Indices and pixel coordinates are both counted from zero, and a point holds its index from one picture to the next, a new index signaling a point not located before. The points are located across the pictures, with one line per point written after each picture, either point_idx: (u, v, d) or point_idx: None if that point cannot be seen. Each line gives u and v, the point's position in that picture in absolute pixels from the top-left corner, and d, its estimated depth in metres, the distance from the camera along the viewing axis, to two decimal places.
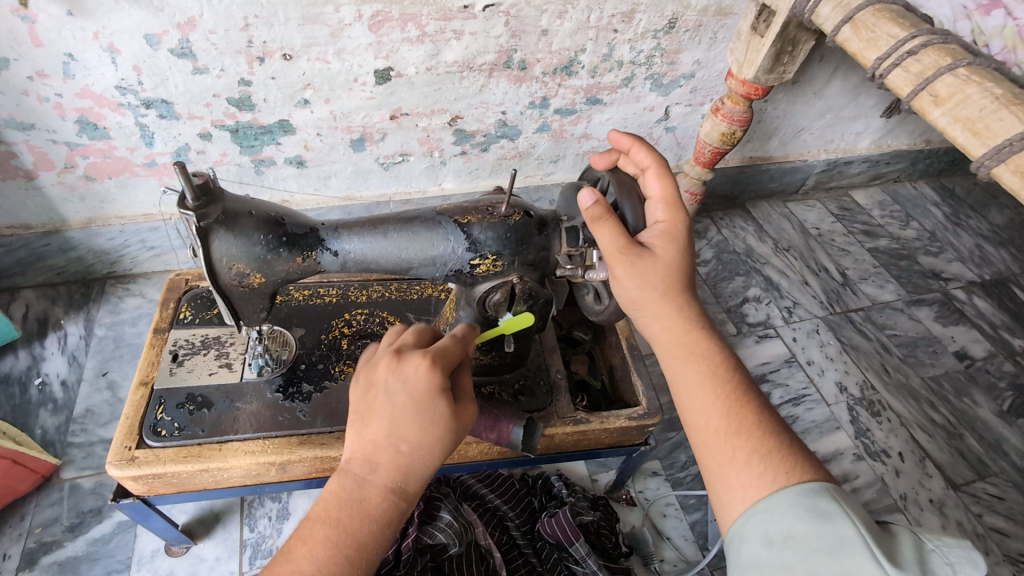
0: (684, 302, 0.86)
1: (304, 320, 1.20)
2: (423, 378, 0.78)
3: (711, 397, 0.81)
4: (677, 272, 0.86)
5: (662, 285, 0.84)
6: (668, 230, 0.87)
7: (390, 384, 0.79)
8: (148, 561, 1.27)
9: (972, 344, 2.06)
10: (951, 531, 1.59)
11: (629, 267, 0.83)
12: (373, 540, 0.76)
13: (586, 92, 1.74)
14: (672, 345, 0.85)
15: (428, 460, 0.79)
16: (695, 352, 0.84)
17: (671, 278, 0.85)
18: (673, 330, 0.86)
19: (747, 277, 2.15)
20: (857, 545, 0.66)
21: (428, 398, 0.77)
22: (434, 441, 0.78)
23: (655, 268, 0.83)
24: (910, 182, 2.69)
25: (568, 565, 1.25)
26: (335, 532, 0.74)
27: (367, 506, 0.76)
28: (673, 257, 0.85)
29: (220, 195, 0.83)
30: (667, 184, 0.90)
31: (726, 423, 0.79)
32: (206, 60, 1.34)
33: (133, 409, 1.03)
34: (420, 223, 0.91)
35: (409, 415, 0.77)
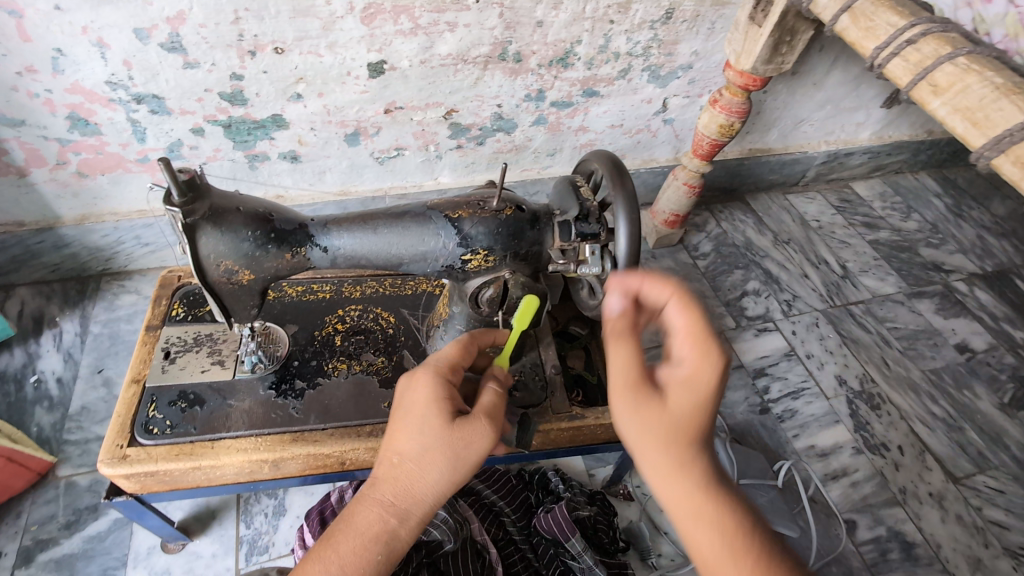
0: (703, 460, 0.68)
1: (297, 316, 1.19)
2: (419, 391, 0.85)
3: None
4: (699, 415, 0.69)
5: (672, 435, 0.68)
6: (688, 365, 0.70)
7: (398, 405, 0.87)
8: (144, 558, 1.27)
9: (973, 336, 2.05)
10: (951, 524, 1.58)
11: (631, 408, 0.70)
12: (365, 555, 0.78)
13: (582, 85, 1.72)
14: (696, 517, 0.65)
15: (422, 473, 0.80)
16: (721, 523, 0.64)
17: (690, 428, 0.68)
18: (695, 496, 0.66)
19: (746, 270, 2.13)
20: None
21: (420, 408, 0.83)
22: (424, 452, 0.81)
23: (664, 414, 0.69)
24: (912, 173, 2.67)
25: (564, 561, 1.24)
26: (334, 545, 0.80)
27: (362, 519, 0.80)
28: (694, 393, 0.69)
29: (207, 191, 0.82)
30: (693, 311, 0.73)
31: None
32: (197, 54, 1.33)
33: (125, 407, 1.02)
34: (410, 218, 0.90)
35: (404, 428, 0.83)
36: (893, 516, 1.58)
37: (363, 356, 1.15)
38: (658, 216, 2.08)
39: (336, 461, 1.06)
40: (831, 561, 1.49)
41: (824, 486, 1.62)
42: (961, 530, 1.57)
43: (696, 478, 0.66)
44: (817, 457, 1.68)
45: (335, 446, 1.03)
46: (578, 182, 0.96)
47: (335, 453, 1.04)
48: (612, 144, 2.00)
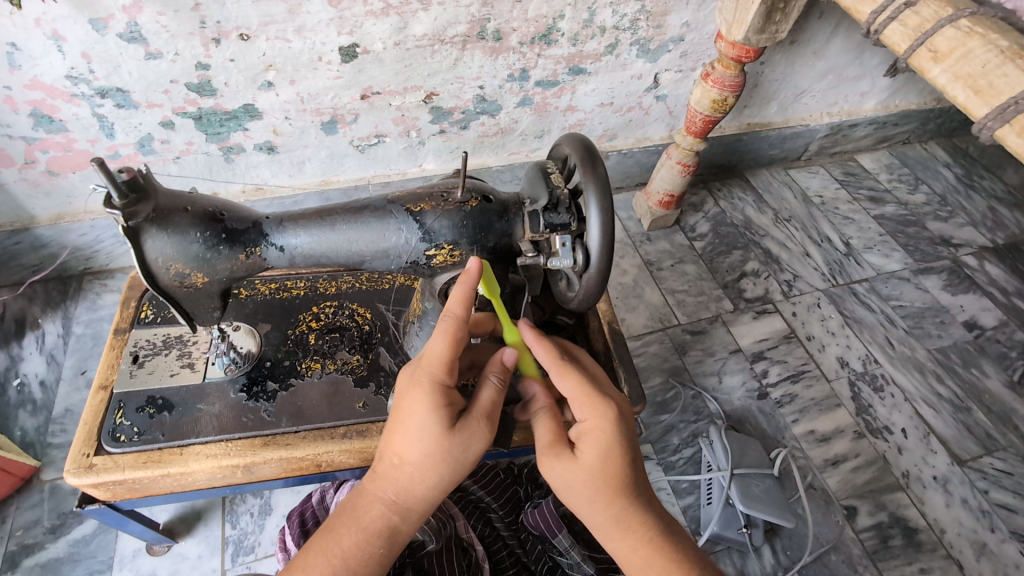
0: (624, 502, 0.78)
1: (269, 315, 1.15)
2: (418, 397, 0.76)
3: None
4: (613, 466, 0.77)
5: (594, 491, 0.78)
6: (591, 430, 0.79)
7: (396, 403, 0.80)
8: (130, 561, 1.28)
9: (982, 313, 1.97)
10: (955, 509, 1.54)
11: (552, 477, 0.80)
12: (366, 552, 0.78)
13: (568, 62, 1.65)
14: (622, 539, 0.80)
15: (421, 478, 0.77)
16: (638, 537, 0.79)
17: (602, 488, 0.77)
18: (618, 528, 0.79)
19: (745, 251, 2.07)
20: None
21: (419, 415, 0.76)
22: (423, 459, 0.76)
23: (579, 477, 0.77)
24: (920, 143, 2.56)
25: (552, 556, 1.25)
26: (333, 541, 0.78)
27: (363, 518, 0.78)
28: (602, 454, 0.77)
29: (151, 191, 0.77)
30: (575, 380, 0.82)
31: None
32: (158, 44, 1.27)
33: (92, 414, 1.00)
34: (370, 212, 0.85)
35: (402, 431, 0.77)
36: (895, 502, 1.54)
37: (337, 355, 1.11)
38: (652, 197, 2.00)
39: (312, 463, 1.03)
40: (829, 549, 1.45)
41: (823, 472, 1.58)
42: (965, 514, 1.53)
43: (616, 517, 0.79)
44: (817, 442, 1.63)
45: (308, 449, 1.00)
46: (549, 168, 0.91)
47: (309, 456, 1.01)
48: (602, 124, 1.92)
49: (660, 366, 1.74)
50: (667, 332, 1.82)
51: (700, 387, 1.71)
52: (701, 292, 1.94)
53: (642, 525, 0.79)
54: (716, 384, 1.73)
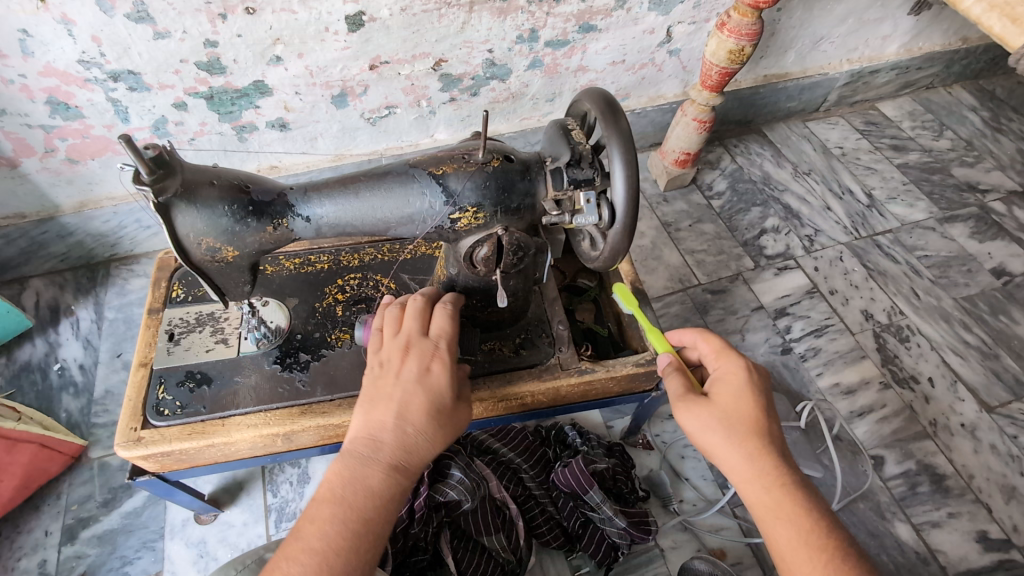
0: (763, 450, 0.79)
1: (296, 289, 1.17)
2: (443, 372, 0.83)
3: (791, 529, 0.74)
4: (746, 408, 0.82)
5: (732, 429, 0.80)
6: (725, 377, 0.87)
7: (400, 374, 0.82)
8: (180, 530, 1.33)
9: (1011, 259, 1.93)
10: (984, 455, 1.54)
11: (691, 412, 0.84)
12: (383, 512, 0.75)
13: (578, 19, 1.60)
14: (753, 477, 0.78)
15: (428, 447, 0.80)
16: (777, 487, 0.77)
17: (734, 426, 0.81)
18: (753, 476, 0.78)
19: (764, 207, 2.03)
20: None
21: (440, 388, 0.82)
22: (438, 429, 0.81)
23: (717, 412, 0.82)
24: (945, 87, 2.47)
25: (584, 512, 1.28)
26: (345, 507, 0.74)
27: (371, 484, 0.76)
28: (734, 395, 0.84)
29: (178, 166, 0.78)
30: (715, 341, 0.95)
31: (814, 553, 0.72)
32: (166, 23, 1.26)
33: (135, 390, 1.03)
34: (393, 178, 0.86)
35: (418, 400, 0.81)
36: (923, 449, 1.54)
37: None
38: (668, 156, 1.97)
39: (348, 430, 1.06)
40: (858, 497, 1.47)
41: (850, 423, 1.59)
42: (994, 460, 1.53)
43: (752, 463, 0.78)
44: (842, 394, 1.64)
45: (344, 416, 1.03)
46: (569, 126, 0.90)
47: (345, 422, 1.04)
48: (614, 83, 1.88)
49: (682, 327, 1.74)
50: (688, 292, 1.82)
51: None
52: (721, 251, 1.92)
53: (774, 473, 0.78)
54: (739, 341, 1.73)
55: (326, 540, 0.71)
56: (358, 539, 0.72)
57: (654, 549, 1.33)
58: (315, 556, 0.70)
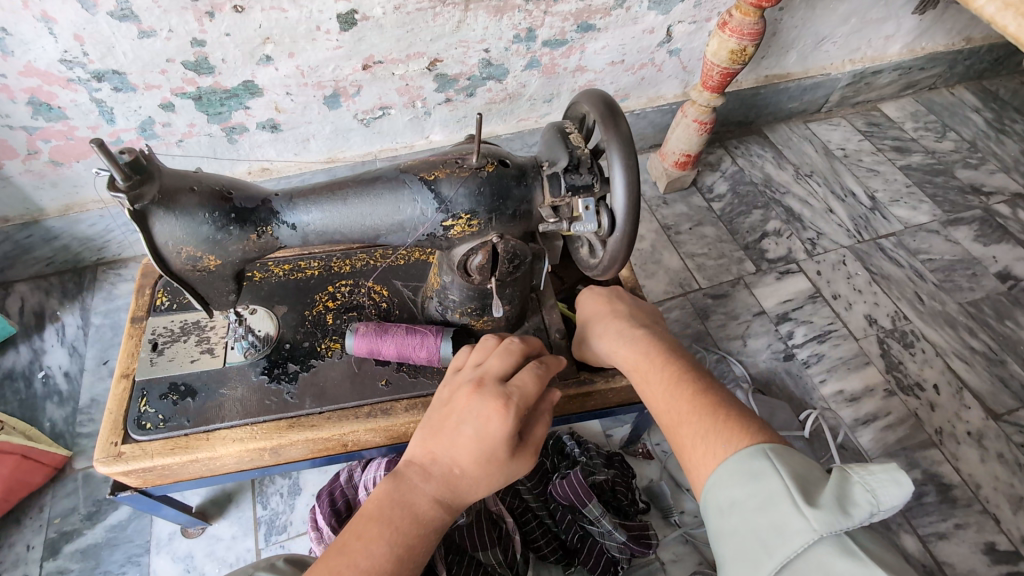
0: (613, 325, 0.92)
1: (285, 296, 1.13)
2: (505, 424, 0.75)
3: (648, 380, 0.84)
4: (594, 303, 0.98)
5: (587, 322, 0.96)
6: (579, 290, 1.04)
7: (460, 413, 0.77)
8: (166, 544, 1.30)
9: (1016, 263, 1.90)
10: (991, 463, 1.51)
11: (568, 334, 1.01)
12: (421, 549, 0.73)
13: (576, 18, 1.57)
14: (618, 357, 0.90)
15: (476, 490, 0.76)
16: (623, 346, 0.89)
17: (591, 323, 0.96)
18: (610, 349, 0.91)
19: (765, 210, 2.00)
20: (782, 499, 0.62)
21: (496, 440, 0.75)
22: (489, 478, 0.76)
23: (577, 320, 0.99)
24: (947, 88, 2.44)
25: (583, 524, 1.25)
26: (389, 533, 0.72)
27: (416, 517, 0.73)
28: (587, 299, 1.00)
29: (155, 172, 0.74)
30: None
31: (665, 388, 0.81)
32: (151, 21, 1.22)
33: (116, 403, 0.99)
34: (383, 183, 0.82)
35: (471, 445, 0.75)
36: (929, 458, 1.51)
37: None
38: (668, 157, 1.93)
39: (338, 443, 1.02)
40: None
41: (854, 432, 1.55)
42: (1001, 469, 1.50)
43: (604, 337, 0.92)
44: (846, 401, 1.60)
45: (333, 429, 0.99)
46: (567, 128, 0.86)
47: (335, 436, 1.00)
48: (614, 84, 1.85)
49: (682, 333, 1.71)
50: (688, 297, 1.78)
51: (724, 351, 1.68)
52: (721, 254, 1.89)
53: (625, 347, 0.89)
54: (741, 347, 1.69)
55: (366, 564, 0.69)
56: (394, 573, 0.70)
57: (655, 562, 1.30)
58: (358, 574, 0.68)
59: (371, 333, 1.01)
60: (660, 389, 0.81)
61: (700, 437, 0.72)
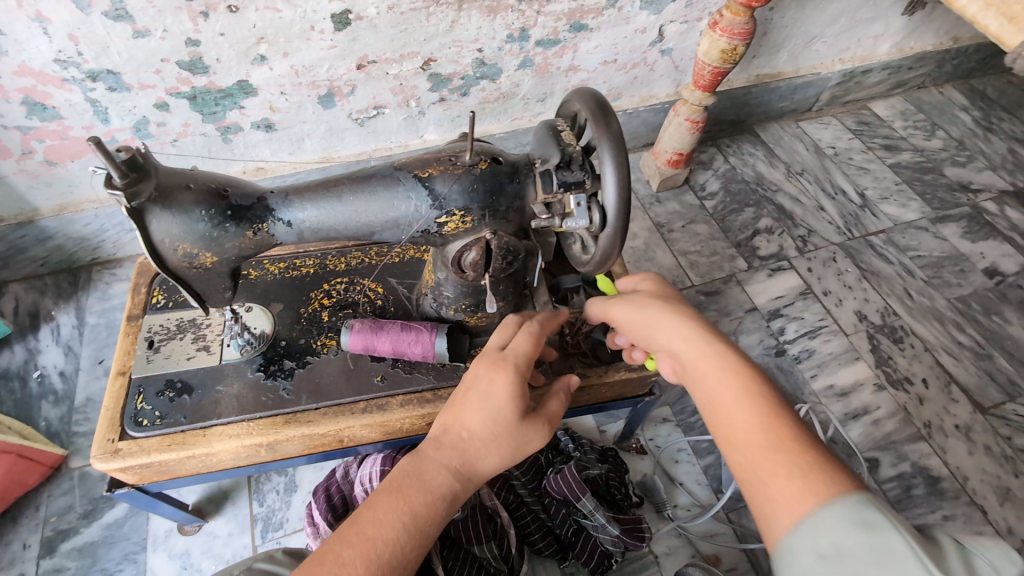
0: (700, 332, 0.85)
1: (281, 294, 1.14)
2: (507, 385, 0.83)
3: (735, 393, 0.77)
4: (674, 305, 0.90)
5: (665, 314, 0.88)
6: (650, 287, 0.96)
7: (468, 384, 0.86)
8: (163, 541, 1.30)
9: (1003, 259, 1.93)
10: (978, 456, 1.53)
11: (622, 306, 0.94)
12: (431, 513, 0.78)
13: (568, 18, 1.58)
14: (699, 363, 0.83)
15: (485, 454, 0.82)
16: (713, 356, 0.82)
17: (660, 313, 0.89)
18: (693, 352, 0.84)
19: (757, 208, 2.02)
20: (911, 561, 0.56)
21: (499, 398, 0.83)
22: (496, 439, 0.82)
23: (649, 308, 0.91)
24: (936, 87, 2.47)
25: (577, 519, 1.26)
26: (403, 501, 0.78)
27: (428, 483, 0.80)
28: (664, 298, 0.92)
29: (151, 170, 0.75)
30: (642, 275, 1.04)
31: (757, 411, 0.75)
32: (145, 21, 1.22)
33: (113, 400, 1.00)
34: (378, 181, 0.83)
35: (477, 408, 0.83)
36: (918, 451, 1.53)
37: None
38: (661, 156, 1.95)
39: (334, 438, 1.03)
40: None
41: (844, 426, 1.58)
42: (989, 461, 1.52)
43: (690, 339, 0.85)
44: (836, 396, 1.62)
45: (329, 425, 1.00)
46: (559, 126, 0.88)
47: (331, 432, 1.01)
48: (606, 83, 1.87)
49: None
50: (681, 294, 1.80)
51: None
52: (714, 252, 1.91)
53: (701, 348, 0.84)
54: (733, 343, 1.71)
55: (380, 533, 0.74)
56: (406, 538, 0.75)
57: (648, 555, 1.31)
58: (370, 540, 0.73)
59: (367, 329, 1.02)
60: (737, 395, 0.77)
61: (801, 474, 0.67)
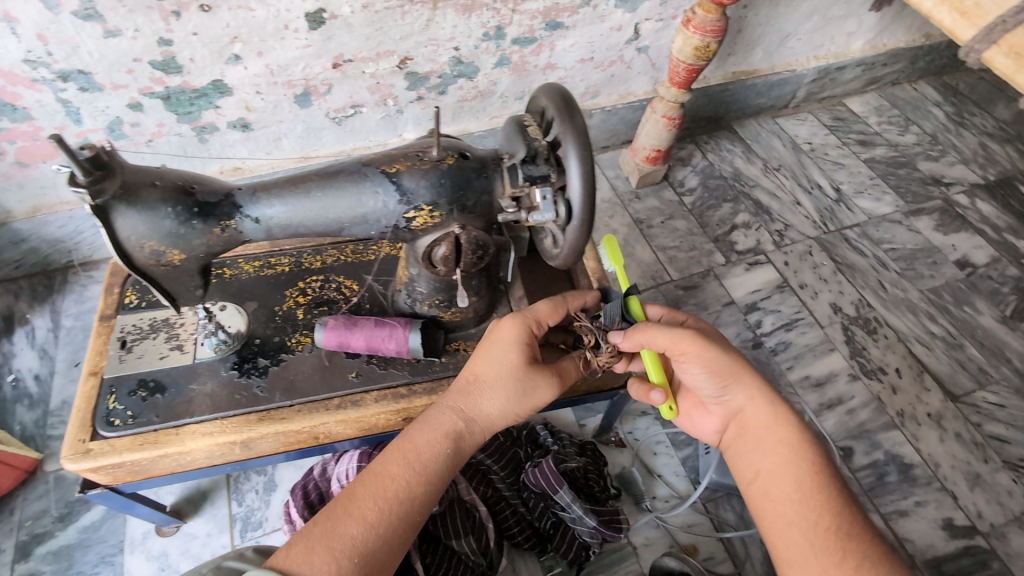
0: (776, 409, 0.87)
1: (256, 292, 1.14)
2: (509, 328, 0.92)
3: (800, 475, 0.81)
4: (749, 369, 0.90)
5: (739, 380, 0.88)
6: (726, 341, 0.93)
7: (484, 339, 0.95)
8: (140, 543, 1.29)
9: (974, 251, 1.97)
10: (949, 443, 1.56)
11: (704, 344, 0.87)
12: (438, 452, 0.83)
13: (544, 16, 1.59)
14: (769, 439, 0.85)
15: (492, 397, 0.88)
16: (786, 436, 0.84)
17: (748, 369, 0.90)
18: (765, 426, 0.86)
19: (735, 203, 2.05)
20: None
21: (506, 346, 0.90)
22: (501, 383, 0.88)
23: (729, 367, 0.88)
24: (910, 83, 2.51)
25: (555, 511, 1.27)
26: (414, 442, 0.84)
27: (437, 426, 0.86)
28: (740, 358, 0.90)
29: (116, 167, 0.75)
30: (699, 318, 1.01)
31: (818, 500, 0.79)
32: (116, 21, 1.22)
33: (84, 400, 0.99)
34: (345, 177, 0.84)
35: (487, 356, 0.91)
36: (890, 440, 1.56)
37: None
38: (639, 153, 1.97)
39: (310, 435, 1.04)
40: None
41: (820, 416, 1.60)
42: (959, 448, 1.56)
43: (765, 412, 0.87)
44: (812, 386, 1.65)
45: (303, 421, 1.00)
46: (526, 121, 0.89)
47: (306, 428, 1.01)
48: (584, 81, 1.88)
49: None
50: (660, 289, 1.82)
51: None
52: (692, 247, 1.93)
53: (781, 414, 0.87)
54: None
55: (390, 468, 0.81)
56: (413, 473, 0.81)
57: (627, 547, 1.33)
58: (381, 473, 0.80)
59: (341, 326, 1.03)
60: (801, 477, 0.81)
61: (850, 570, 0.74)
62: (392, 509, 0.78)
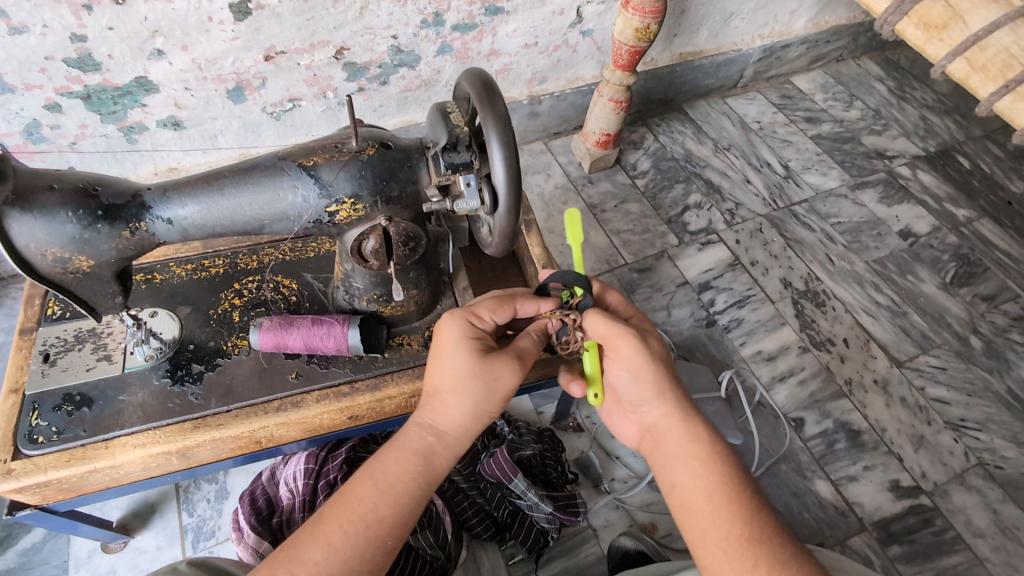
0: (688, 413, 0.82)
1: (188, 296, 1.10)
2: (451, 328, 0.85)
3: (711, 483, 0.76)
4: (669, 371, 0.85)
5: (659, 385, 0.83)
6: (656, 339, 0.88)
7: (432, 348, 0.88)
8: (86, 562, 1.25)
9: (916, 221, 2.03)
10: (895, 408, 1.62)
11: (638, 343, 0.83)
12: (405, 472, 0.77)
13: (482, 2, 1.57)
14: (681, 444, 0.80)
15: (454, 401, 0.81)
16: (696, 442, 0.80)
17: (668, 379, 0.84)
18: (677, 434, 0.81)
19: (686, 184, 2.07)
20: None
21: (450, 346, 0.83)
22: (457, 384, 0.81)
23: (650, 371, 0.83)
24: (854, 59, 2.57)
25: (512, 500, 1.28)
26: (376, 466, 0.78)
27: (401, 445, 0.80)
28: (661, 358, 0.86)
29: (7, 171, 0.71)
30: (639, 314, 0.96)
31: (729, 509, 0.74)
32: (21, 17, 1.15)
33: (4, 419, 0.95)
34: (261, 171, 0.81)
35: (436, 363, 0.84)
36: (840, 408, 1.61)
37: None
38: (589, 138, 1.96)
39: (251, 440, 1.01)
40: (780, 459, 1.52)
41: (772, 389, 1.64)
42: (905, 412, 1.61)
43: (677, 420, 0.82)
44: (765, 360, 1.69)
45: (243, 426, 0.98)
46: (449, 108, 0.86)
47: (245, 433, 0.98)
48: (530, 66, 1.86)
49: None
50: (615, 272, 1.83)
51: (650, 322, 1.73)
52: (646, 229, 1.94)
53: (694, 424, 0.82)
54: (665, 317, 1.75)
55: (353, 498, 0.75)
56: (381, 500, 0.75)
57: (587, 529, 1.34)
58: (342, 504, 0.75)
59: (276, 326, 1.00)
60: (714, 485, 0.76)
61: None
62: (362, 540, 0.72)
